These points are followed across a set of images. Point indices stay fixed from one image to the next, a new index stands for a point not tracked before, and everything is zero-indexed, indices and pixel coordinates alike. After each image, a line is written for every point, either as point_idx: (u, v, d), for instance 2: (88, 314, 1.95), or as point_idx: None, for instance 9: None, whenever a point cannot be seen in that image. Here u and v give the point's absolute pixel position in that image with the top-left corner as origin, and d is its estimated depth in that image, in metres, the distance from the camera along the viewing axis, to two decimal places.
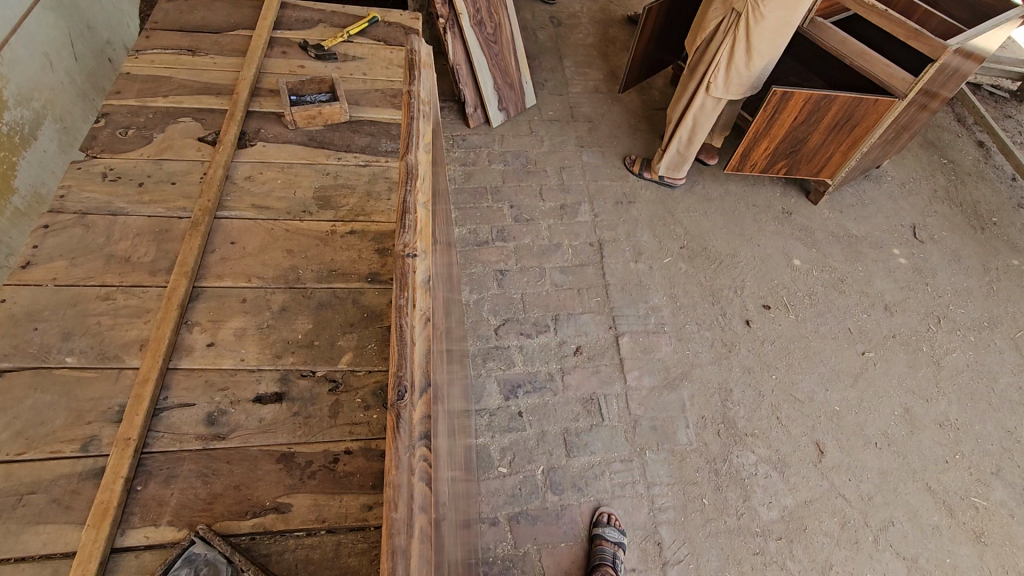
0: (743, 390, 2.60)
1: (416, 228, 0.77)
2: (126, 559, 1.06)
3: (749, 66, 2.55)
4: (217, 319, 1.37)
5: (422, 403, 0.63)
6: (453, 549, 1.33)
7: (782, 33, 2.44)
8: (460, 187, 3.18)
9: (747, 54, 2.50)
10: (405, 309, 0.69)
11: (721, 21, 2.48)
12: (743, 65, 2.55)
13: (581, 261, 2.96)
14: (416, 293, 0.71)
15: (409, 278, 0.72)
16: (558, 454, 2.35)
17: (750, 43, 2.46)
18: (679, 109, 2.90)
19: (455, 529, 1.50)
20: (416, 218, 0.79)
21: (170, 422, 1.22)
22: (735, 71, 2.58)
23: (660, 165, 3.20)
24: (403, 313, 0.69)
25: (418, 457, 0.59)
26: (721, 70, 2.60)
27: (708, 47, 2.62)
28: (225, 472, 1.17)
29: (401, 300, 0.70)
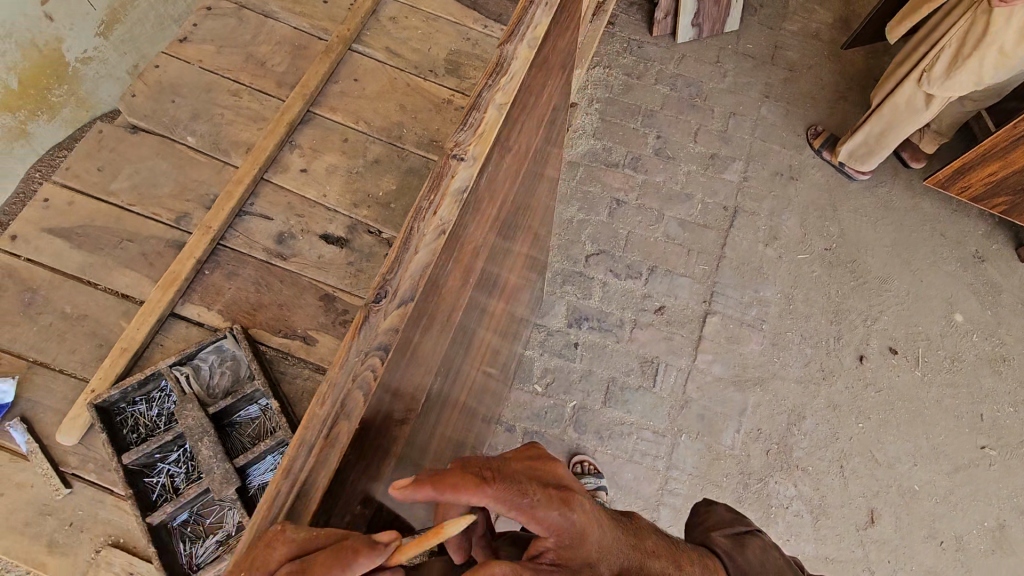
0: (818, 422, 2.34)
1: (477, 129, 0.69)
2: (180, 324, 1.22)
3: (981, 60, 2.07)
4: (316, 148, 1.41)
5: (397, 315, 0.60)
6: (448, 444, 1.39)
7: None
8: (613, 97, 2.93)
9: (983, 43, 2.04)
10: (422, 213, 0.65)
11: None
12: (973, 59, 2.08)
13: (705, 222, 2.69)
14: (443, 200, 0.65)
15: (443, 182, 0.67)
16: (595, 398, 2.32)
17: (992, 29, 2.00)
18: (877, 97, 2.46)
19: (463, 426, 1.56)
20: (482, 117, 0.70)
21: (247, 227, 1.32)
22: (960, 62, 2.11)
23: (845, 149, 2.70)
24: (418, 219, 0.64)
25: (365, 365, 0.58)
26: (943, 57, 2.15)
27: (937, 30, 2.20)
28: (275, 288, 1.27)
29: (423, 205, 0.65)
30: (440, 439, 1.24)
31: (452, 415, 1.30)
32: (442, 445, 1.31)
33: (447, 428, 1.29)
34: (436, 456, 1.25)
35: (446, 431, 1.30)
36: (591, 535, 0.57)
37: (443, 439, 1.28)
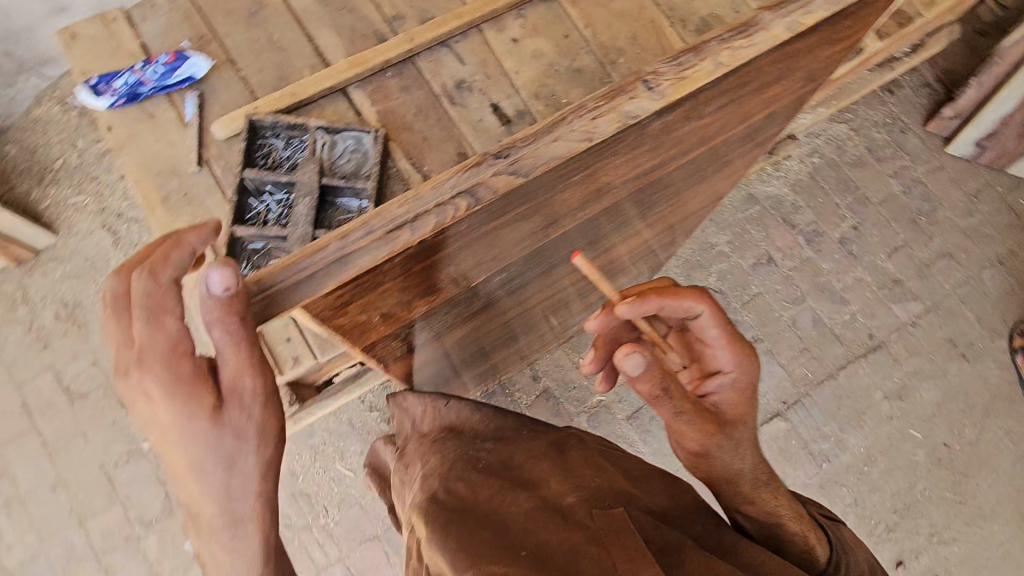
0: None
1: (681, 70, 0.67)
2: (341, 101, 1.31)
3: None
4: (537, 28, 1.42)
5: (504, 180, 0.60)
6: (477, 345, 1.44)
7: None
8: (837, 163, 2.66)
9: None
10: (583, 112, 0.64)
11: None
12: None
13: (839, 334, 2.46)
14: (609, 113, 0.64)
15: (619, 97, 0.65)
16: (624, 408, 2.23)
17: None
18: None
19: (500, 342, 1.61)
20: (695, 64, 0.67)
21: (441, 57, 1.37)
22: None
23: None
24: (576, 114, 0.63)
25: (450, 200, 0.58)
26: None
27: None
28: (430, 122, 1.32)
29: (589, 105, 0.64)
30: (474, 334, 1.28)
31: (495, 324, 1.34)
32: (471, 341, 1.36)
33: (484, 331, 1.33)
34: (460, 345, 1.29)
35: (482, 332, 1.33)
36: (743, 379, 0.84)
37: (475, 336, 1.32)
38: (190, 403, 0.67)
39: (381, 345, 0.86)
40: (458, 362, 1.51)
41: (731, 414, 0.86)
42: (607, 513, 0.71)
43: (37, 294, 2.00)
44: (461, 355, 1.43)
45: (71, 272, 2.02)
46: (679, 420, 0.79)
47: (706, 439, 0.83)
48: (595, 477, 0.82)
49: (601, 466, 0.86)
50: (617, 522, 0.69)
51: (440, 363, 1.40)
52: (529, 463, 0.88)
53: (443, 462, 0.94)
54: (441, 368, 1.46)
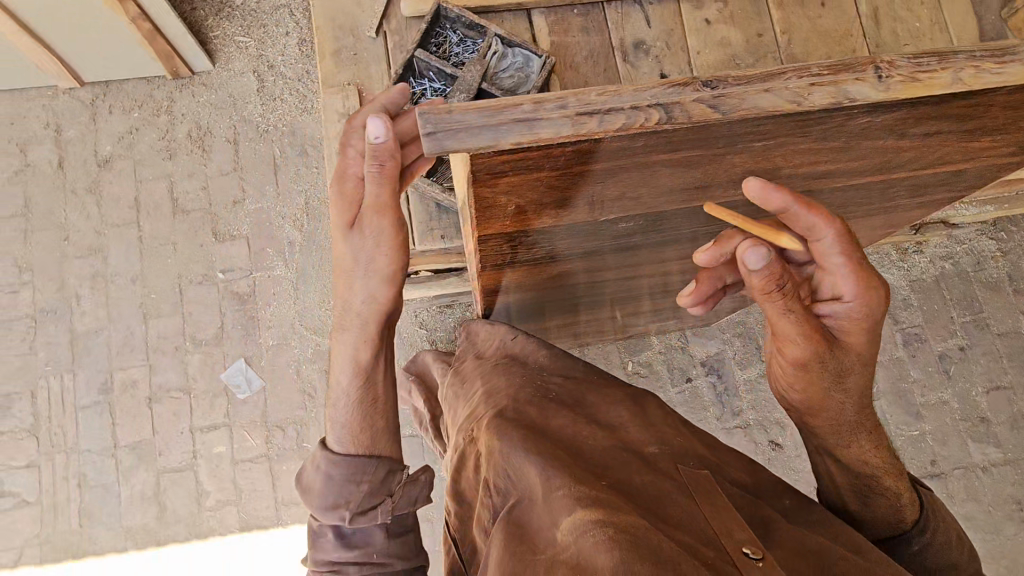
0: None
1: (918, 71, 0.63)
2: (522, 20, 1.32)
3: None
4: (735, 17, 1.37)
5: (705, 109, 0.58)
6: (553, 296, 1.44)
7: None
8: (970, 277, 2.46)
9: None
10: (803, 74, 0.61)
11: None
12: None
13: (900, 447, 2.30)
14: (828, 86, 0.61)
15: (845, 74, 0.61)
16: None
17: None
18: None
19: (570, 308, 1.60)
20: (934, 70, 0.63)
21: (630, 13, 1.35)
22: None
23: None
24: (796, 74, 0.61)
25: (648, 108, 0.57)
26: None
27: None
28: (596, 70, 1.31)
29: (811, 71, 0.61)
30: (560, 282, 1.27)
31: (581, 282, 1.33)
32: (551, 289, 1.35)
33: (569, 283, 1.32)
34: (542, 287, 1.29)
35: (566, 284, 1.33)
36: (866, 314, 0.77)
37: (558, 285, 1.32)
38: (338, 213, 0.82)
39: (493, 242, 0.86)
40: (527, 307, 1.52)
41: (845, 351, 0.79)
42: (694, 473, 0.73)
43: (179, 109, 2.16)
44: (535, 299, 1.43)
45: (214, 101, 2.16)
46: (787, 328, 0.76)
47: (807, 352, 0.77)
48: (673, 436, 0.83)
49: (682, 429, 0.86)
50: (704, 483, 0.72)
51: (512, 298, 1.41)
52: (604, 407, 0.88)
53: (511, 385, 0.95)
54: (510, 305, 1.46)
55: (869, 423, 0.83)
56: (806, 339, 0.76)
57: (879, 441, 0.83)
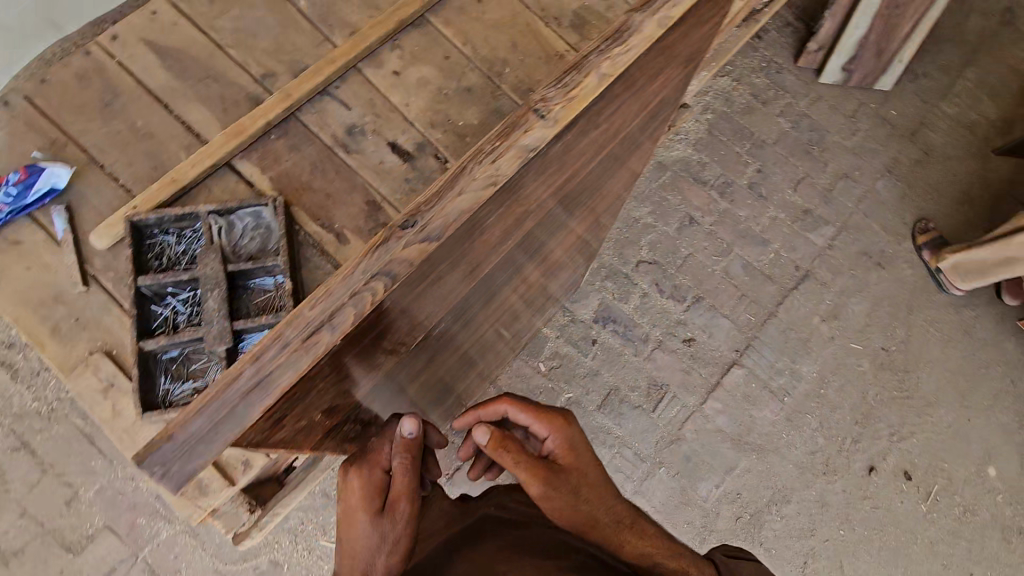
0: (798, 510, 2.31)
1: (568, 91, 0.66)
2: (229, 175, 1.23)
3: None
4: (416, 55, 1.38)
5: (418, 247, 0.59)
6: (433, 387, 1.39)
7: None
8: (730, 114, 2.78)
9: None
10: (481, 158, 0.63)
11: None
12: None
13: (770, 273, 2.59)
14: (507, 152, 0.63)
15: (513, 134, 0.64)
16: (592, 398, 2.33)
17: None
18: None
19: (455, 377, 1.55)
20: (579, 81, 0.67)
21: (322, 108, 1.30)
22: None
23: (950, 258, 2.49)
24: (475, 161, 0.62)
25: (369, 285, 0.57)
26: None
27: None
28: (328, 178, 1.26)
29: (484, 149, 0.63)
30: (427, 381, 1.22)
31: (444, 365, 1.28)
32: (426, 388, 1.29)
33: (436, 374, 1.27)
34: (416, 396, 1.23)
35: (434, 377, 1.27)
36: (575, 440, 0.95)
37: (430, 381, 1.27)
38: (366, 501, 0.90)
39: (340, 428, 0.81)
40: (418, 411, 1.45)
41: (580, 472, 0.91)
42: None
43: None
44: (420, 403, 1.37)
45: None
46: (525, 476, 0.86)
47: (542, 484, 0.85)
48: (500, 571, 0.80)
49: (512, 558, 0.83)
50: None
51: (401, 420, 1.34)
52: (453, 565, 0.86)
53: None
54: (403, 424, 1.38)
55: (627, 517, 0.88)
56: (532, 478, 0.85)
57: (640, 529, 0.87)
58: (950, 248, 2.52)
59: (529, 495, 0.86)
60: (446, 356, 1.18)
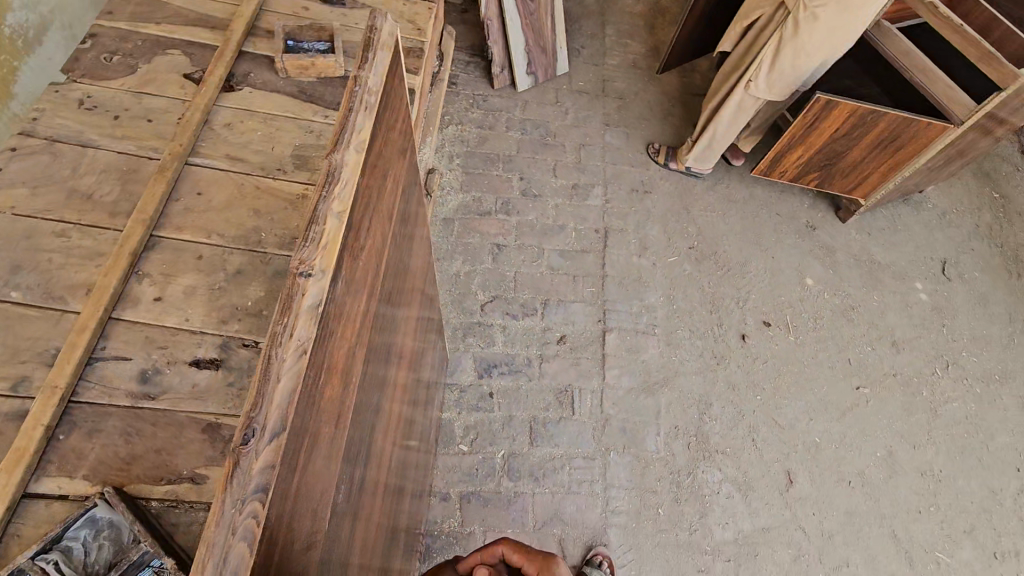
0: (723, 405, 2.57)
1: (318, 243, 0.71)
2: (35, 503, 1.08)
3: (795, 67, 2.48)
4: (168, 273, 1.36)
5: (270, 450, 0.57)
6: (379, 544, 1.32)
7: (837, 37, 2.36)
8: (472, 151, 3.10)
9: (796, 59, 2.45)
10: (278, 338, 0.63)
11: (770, 17, 2.49)
12: (791, 67, 2.48)
13: (583, 247, 2.91)
14: (298, 319, 0.65)
15: (294, 302, 0.65)
16: (521, 440, 2.38)
17: (801, 44, 2.39)
18: (715, 100, 2.83)
19: (394, 519, 1.49)
20: (322, 229, 0.71)
21: (101, 374, 1.21)
22: (780, 71, 2.51)
23: (688, 156, 3.07)
24: (276, 344, 0.62)
25: (245, 513, 0.53)
26: (763, 70, 2.53)
27: (756, 44, 2.58)
28: (148, 434, 1.16)
29: (278, 328, 0.63)
30: (368, 544, 1.15)
31: (375, 518, 1.23)
32: (372, 551, 1.23)
33: (373, 532, 1.21)
34: (366, 564, 1.16)
35: (373, 537, 1.21)
36: None
37: (371, 543, 1.21)
38: None
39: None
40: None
41: None
42: None
43: None
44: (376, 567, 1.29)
45: None
46: None
47: None
48: None
49: None
50: None
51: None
52: None
53: None
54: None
55: None
56: None
57: None
58: (685, 143, 3.08)
59: None
60: (370, 510, 1.14)
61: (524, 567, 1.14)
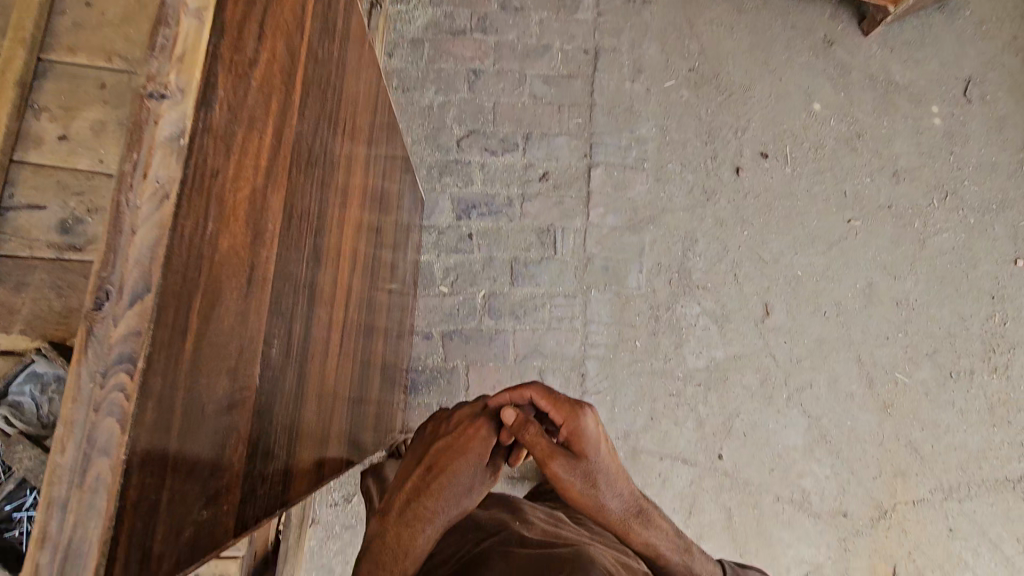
0: (709, 242, 2.51)
1: (171, 50, 0.53)
2: None
3: None
4: (69, 105, 1.17)
5: (136, 315, 0.48)
6: (350, 386, 1.32)
7: None
8: None
9: None
10: (127, 179, 0.50)
11: None
12: None
13: (569, 71, 2.59)
14: (153, 155, 0.50)
15: (144, 133, 0.51)
16: (501, 281, 2.36)
17: None
18: None
19: (367, 361, 1.49)
20: (178, 30, 0.53)
21: (17, 225, 1.11)
22: None
23: None
24: (126, 188, 0.49)
25: (109, 387, 0.46)
26: None
27: None
28: (80, 288, 1.12)
29: (126, 166, 0.50)
30: (334, 388, 1.13)
31: (342, 364, 1.20)
32: (342, 393, 1.22)
33: (340, 377, 1.19)
34: (335, 407, 1.16)
35: (341, 380, 1.20)
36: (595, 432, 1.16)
37: (339, 386, 1.19)
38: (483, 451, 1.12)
39: (250, 506, 0.73)
40: (356, 411, 1.40)
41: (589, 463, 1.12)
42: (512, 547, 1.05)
43: None
44: (348, 407, 1.30)
45: None
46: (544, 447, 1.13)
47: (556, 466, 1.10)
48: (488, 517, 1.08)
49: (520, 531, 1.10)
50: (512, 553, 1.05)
51: (343, 434, 1.27)
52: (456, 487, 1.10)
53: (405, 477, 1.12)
54: (351, 434, 1.32)
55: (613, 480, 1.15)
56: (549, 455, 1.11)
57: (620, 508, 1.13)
58: None
59: (548, 468, 1.10)
60: (331, 359, 1.09)
61: (551, 410, 1.17)
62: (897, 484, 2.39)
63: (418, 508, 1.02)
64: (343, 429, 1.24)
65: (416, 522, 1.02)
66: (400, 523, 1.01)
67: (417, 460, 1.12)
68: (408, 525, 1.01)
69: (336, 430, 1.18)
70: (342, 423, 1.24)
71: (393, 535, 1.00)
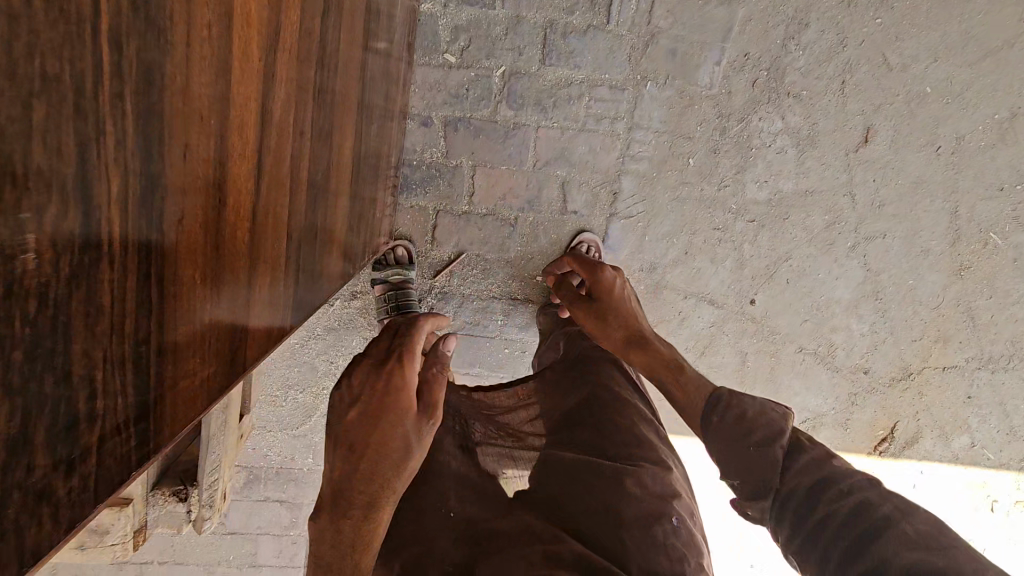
0: (822, 30, 1.79)
1: None
2: None
3: None
4: None
5: None
6: (293, 224, 0.88)
7: None
8: None
9: None
10: None
11: None
12: None
13: None
14: None
15: None
16: (529, 56, 1.72)
17: None
18: None
19: (328, 175, 1.03)
20: None
21: None
22: None
23: None
24: None
25: None
26: None
27: None
28: None
29: None
30: (244, 248, 0.70)
31: (262, 202, 0.74)
32: (271, 245, 0.79)
33: (259, 222, 0.74)
34: (252, 272, 0.73)
35: (263, 228, 0.75)
36: (604, 275, 1.53)
37: (260, 236, 0.75)
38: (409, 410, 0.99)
39: (11, 542, 0.39)
40: (309, 253, 0.98)
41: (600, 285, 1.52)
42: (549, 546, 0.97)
43: None
44: (290, 257, 0.88)
45: None
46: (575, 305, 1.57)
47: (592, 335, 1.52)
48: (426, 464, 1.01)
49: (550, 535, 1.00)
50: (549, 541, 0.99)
51: (284, 298, 0.87)
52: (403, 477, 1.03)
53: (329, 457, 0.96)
54: (299, 290, 0.93)
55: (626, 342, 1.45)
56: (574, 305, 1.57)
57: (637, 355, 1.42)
58: None
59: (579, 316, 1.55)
60: (225, 206, 0.63)
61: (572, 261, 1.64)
62: (934, 349, 2.16)
63: (352, 495, 0.93)
64: (281, 293, 0.84)
65: (358, 511, 0.93)
66: (344, 525, 0.92)
67: (337, 440, 0.96)
68: (355, 524, 0.93)
69: (262, 300, 0.78)
70: (278, 285, 0.83)
71: (340, 536, 0.92)
